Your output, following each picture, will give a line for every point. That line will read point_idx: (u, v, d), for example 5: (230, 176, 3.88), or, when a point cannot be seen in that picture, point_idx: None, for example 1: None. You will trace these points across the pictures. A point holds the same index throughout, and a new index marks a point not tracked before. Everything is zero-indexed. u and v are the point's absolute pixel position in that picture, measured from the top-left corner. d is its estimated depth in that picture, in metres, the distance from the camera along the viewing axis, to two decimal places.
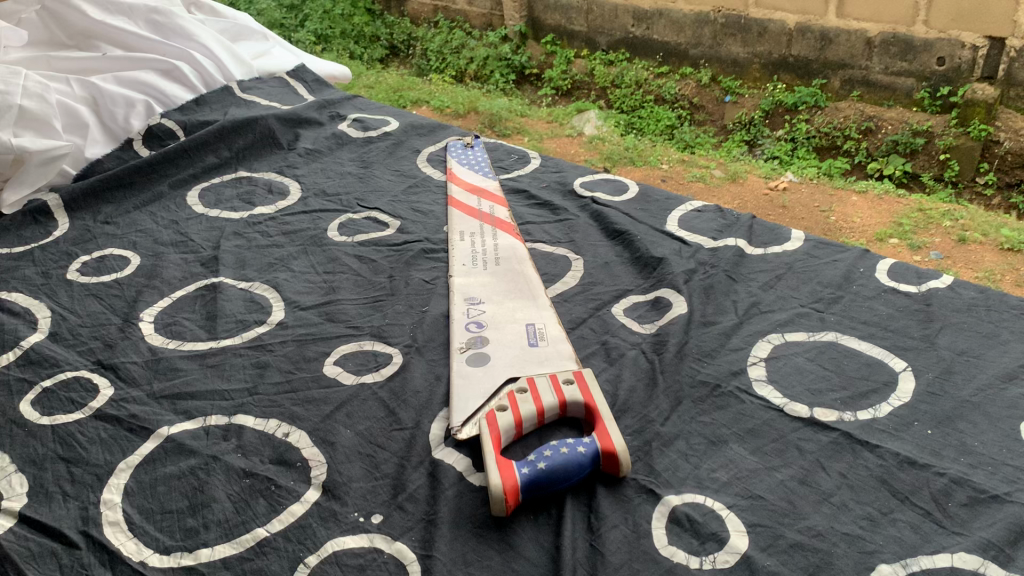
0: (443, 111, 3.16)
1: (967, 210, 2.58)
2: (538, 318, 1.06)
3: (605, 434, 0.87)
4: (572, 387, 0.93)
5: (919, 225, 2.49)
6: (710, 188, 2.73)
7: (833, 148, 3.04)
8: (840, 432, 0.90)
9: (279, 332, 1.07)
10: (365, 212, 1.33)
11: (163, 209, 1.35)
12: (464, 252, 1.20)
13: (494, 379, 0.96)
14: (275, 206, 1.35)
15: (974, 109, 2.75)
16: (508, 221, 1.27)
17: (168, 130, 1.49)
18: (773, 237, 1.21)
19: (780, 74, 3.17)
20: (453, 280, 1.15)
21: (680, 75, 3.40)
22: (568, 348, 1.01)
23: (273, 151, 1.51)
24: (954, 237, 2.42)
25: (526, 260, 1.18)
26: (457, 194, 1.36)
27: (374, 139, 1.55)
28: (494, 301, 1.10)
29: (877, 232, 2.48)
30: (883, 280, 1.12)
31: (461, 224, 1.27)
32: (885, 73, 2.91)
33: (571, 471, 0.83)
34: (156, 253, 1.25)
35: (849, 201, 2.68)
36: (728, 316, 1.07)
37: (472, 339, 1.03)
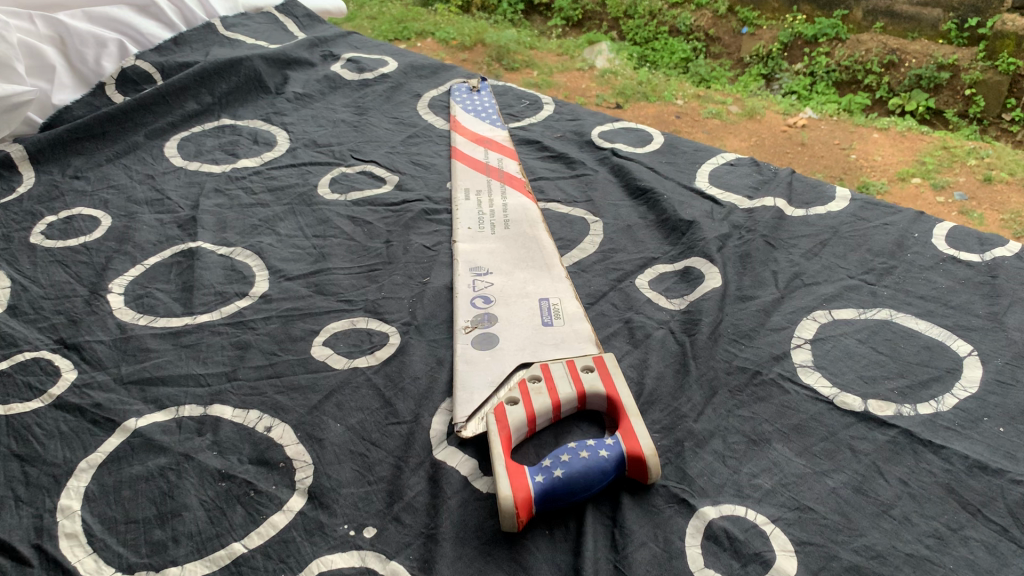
0: (448, 44, 2.98)
1: (994, 147, 2.34)
2: (553, 292, 0.94)
3: (631, 433, 0.76)
4: (592, 375, 0.82)
5: (943, 164, 2.27)
6: (725, 124, 2.54)
7: (854, 81, 2.72)
8: (899, 429, 0.79)
9: (262, 307, 0.96)
10: (360, 165, 1.20)
11: (138, 163, 1.23)
12: (469, 214, 1.08)
13: (502, 366, 0.85)
14: (261, 159, 1.22)
15: (1003, 42, 2.51)
16: (519, 177, 1.15)
17: (145, 74, 1.35)
18: (816, 197, 1.09)
19: (801, 5, 2.95)
20: (457, 246, 1.03)
21: (695, 6, 3.12)
22: (587, 327, 0.89)
23: (260, 95, 1.38)
24: (980, 176, 2.21)
25: (538, 222, 1.06)
26: (462, 145, 1.23)
27: (371, 82, 1.41)
28: (502, 271, 0.98)
29: (898, 171, 2.27)
30: (940, 248, 1.00)
31: (467, 181, 1.15)
32: (910, 3, 2.73)
33: (592, 479, 0.72)
34: (129, 213, 1.13)
35: (871, 137, 2.46)
36: (767, 290, 0.95)
37: (479, 317, 0.92)
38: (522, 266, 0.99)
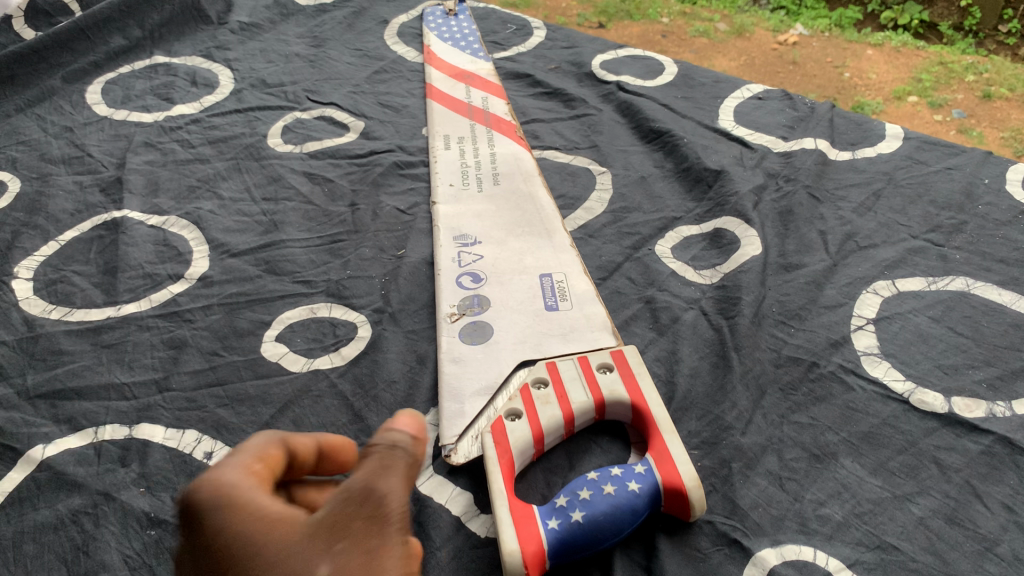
0: None
1: (994, 60, 1.81)
2: (557, 267, 0.78)
3: (666, 456, 0.60)
4: (612, 377, 0.66)
5: (939, 81, 1.77)
6: (713, 43, 2.00)
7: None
8: (996, 436, 0.63)
9: (200, 293, 0.78)
10: (318, 109, 1.02)
11: (54, 112, 1.03)
12: (449, 168, 0.90)
13: (499, 364, 0.69)
14: (201, 103, 1.03)
15: None
16: (508, 119, 0.97)
17: (58, 4, 1.13)
18: (862, 135, 0.92)
19: None
20: (437, 209, 0.85)
21: None
22: (600, 311, 0.73)
23: (199, 26, 1.17)
24: (978, 92, 1.71)
25: (535, 176, 0.88)
26: (438, 82, 1.04)
27: (329, 6, 1.21)
28: (492, 239, 0.81)
29: (892, 89, 1.78)
30: (1018, 197, 0.83)
31: (445, 126, 0.96)
32: None
33: (621, 523, 0.56)
34: (42, 175, 0.94)
35: (863, 55, 1.92)
36: (816, 256, 0.78)
37: (467, 301, 0.75)
38: (517, 232, 0.82)
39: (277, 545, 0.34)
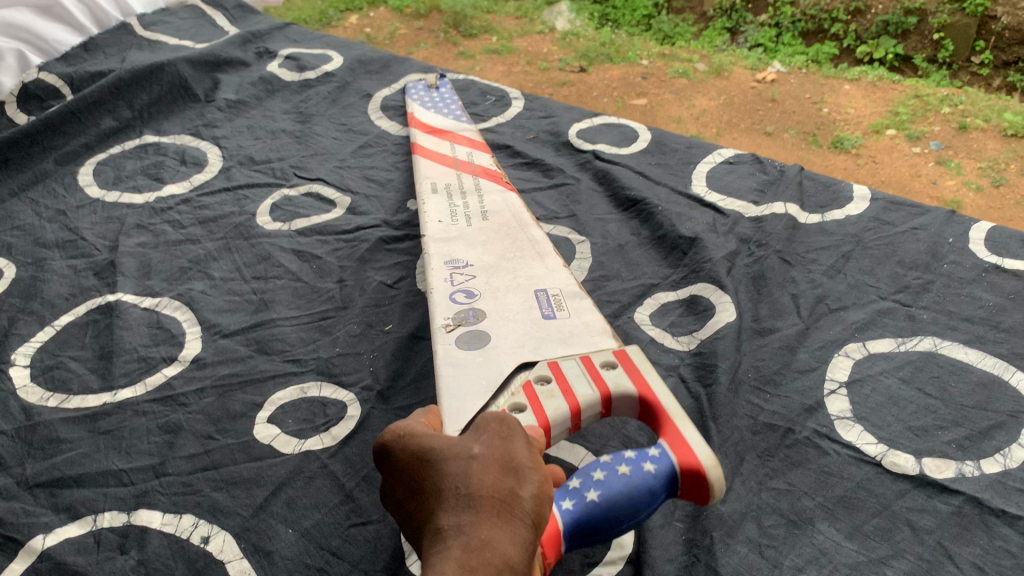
0: (401, 11, 2.73)
1: (969, 92, 1.99)
2: (549, 285, 0.80)
3: (681, 437, 0.59)
4: (615, 372, 0.67)
5: (917, 113, 1.93)
6: (693, 84, 2.13)
7: (820, 32, 2.28)
8: (965, 497, 0.65)
9: (194, 376, 0.81)
10: (304, 185, 1.05)
11: (47, 195, 1.06)
12: (438, 208, 0.93)
13: (496, 367, 0.70)
14: (190, 183, 1.06)
15: None
16: (494, 169, 1.00)
17: (50, 88, 1.17)
18: (830, 198, 0.95)
19: None
20: (426, 239, 0.88)
21: None
22: (596, 318, 0.75)
23: (188, 104, 1.20)
24: (955, 124, 1.87)
25: (524, 212, 0.92)
26: (422, 140, 1.07)
27: (314, 82, 1.25)
28: (483, 263, 0.84)
29: (870, 124, 1.92)
30: (981, 255, 0.86)
31: (432, 175, 0.99)
32: None
33: (638, 501, 0.55)
34: (38, 261, 0.96)
35: (842, 89, 2.06)
36: (788, 320, 0.81)
37: (462, 314, 0.77)
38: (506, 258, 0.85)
39: (446, 440, 0.52)
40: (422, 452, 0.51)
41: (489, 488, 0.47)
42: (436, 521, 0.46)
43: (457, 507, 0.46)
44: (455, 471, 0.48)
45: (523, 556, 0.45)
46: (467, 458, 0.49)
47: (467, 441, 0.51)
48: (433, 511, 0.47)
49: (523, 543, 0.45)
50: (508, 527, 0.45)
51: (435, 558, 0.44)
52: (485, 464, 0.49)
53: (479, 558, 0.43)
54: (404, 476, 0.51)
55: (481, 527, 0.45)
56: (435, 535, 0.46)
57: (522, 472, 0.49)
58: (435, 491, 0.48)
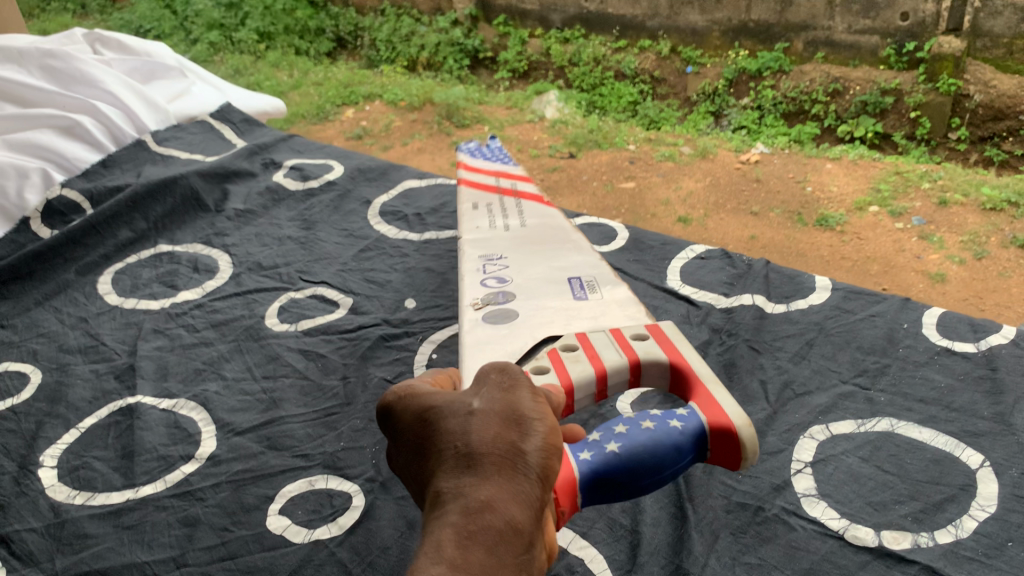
0: (397, 105, 2.89)
1: (944, 169, 2.27)
2: (580, 279, 0.94)
3: (712, 403, 0.68)
4: (647, 343, 0.77)
5: (898, 190, 2.15)
6: (679, 166, 2.36)
7: (801, 112, 2.81)
8: (921, 565, 0.71)
9: (210, 472, 0.87)
10: (309, 288, 1.13)
11: (69, 303, 1.13)
12: (479, 216, 1.12)
13: (521, 338, 0.83)
14: (203, 289, 1.14)
15: (942, 63, 2.61)
16: (536, 195, 1.18)
17: (73, 204, 1.26)
18: (795, 288, 1.03)
19: (741, 40, 2.99)
20: (464, 241, 1.06)
21: (638, 49, 3.15)
22: (623, 301, 0.88)
23: (198, 214, 1.29)
24: (935, 199, 2.10)
25: (565, 227, 1.08)
26: (468, 176, 1.24)
27: (317, 190, 1.34)
28: (517, 261, 1.00)
29: (854, 201, 2.13)
30: (933, 339, 0.94)
31: (473, 197, 1.18)
32: (849, 32, 2.76)
33: (661, 453, 0.63)
34: (62, 366, 1.03)
35: (824, 168, 2.32)
36: (757, 405, 0.88)
37: (492, 296, 0.92)
38: (536, 258, 0.99)
39: (448, 399, 0.56)
40: (427, 410, 0.55)
41: (488, 447, 0.51)
42: (438, 483, 0.50)
43: (458, 466, 0.50)
44: (455, 428, 0.52)
45: (524, 513, 0.48)
46: (467, 414, 0.53)
47: (468, 398, 0.55)
48: (436, 470, 0.51)
49: (524, 499, 0.49)
50: (509, 485, 0.49)
51: (440, 517, 0.48)
52: (484, 418, 0.53)
53: (481, 517, 0.47)
54: (409, 435, 0.55)
55: (484, 486, 0.49)
56: (439, 493, 0.50)
57: (524, 424, 0.53)
58: (437, 450, 0.52)
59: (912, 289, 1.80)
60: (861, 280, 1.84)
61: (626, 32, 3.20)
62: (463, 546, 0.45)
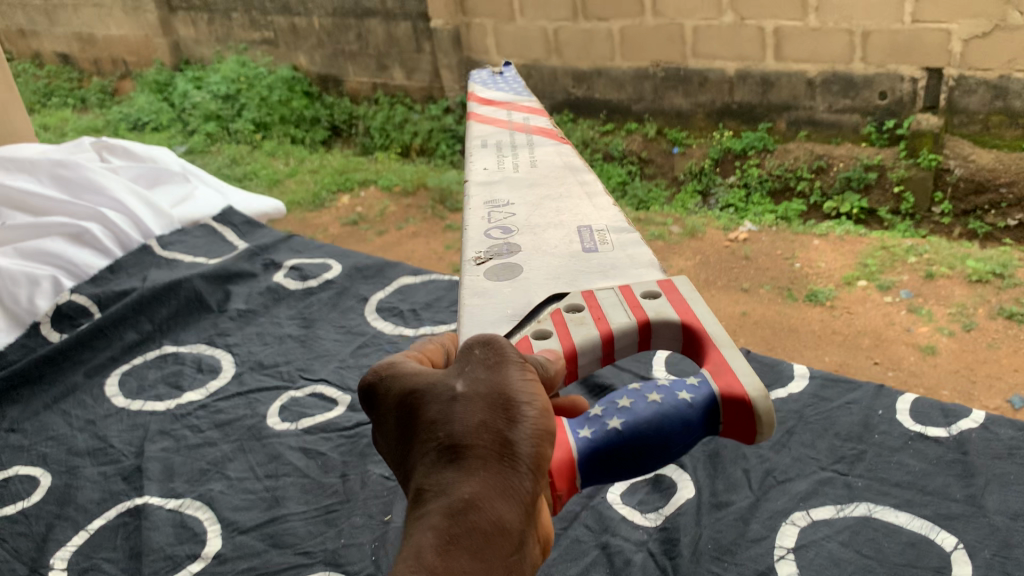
0: (392, 190, 2.97)
1: (930, 242, 2.32)
2: (591, 226, 0.85)
3: (725, 369, 0.60)
4: (659, 302, 0.68)
5: (885, 264, 2.21)
6: (669, 245, 2.41)
7: (786, 190, 2.61)
8: None
9: (215, 570, 0.90)
10: (309, 387, 1.17)
11: (77, 406, 1.17)
12: (488, 151, 1.09)
13: (527, 297, 0.73)
14: (207, 389, 1.18)
15: (921, 139, 2.40)
16: (547, 128, 1.17)
17: (81, 308, 1.32)
18: (775, 376, 1.09)
19: (726, 121, 2.73)
20: (467, 180, 1.00)
21: (625, 131, 2.92)
22: (634, 253, 0.79)
23: (202, 315, 1.35)
24: (921, 272, 2.16)
25: (574, 170, 1.00)
26: (481, 109, 1.27)
27: (315, 288, 1.40)
28: (523, 208, 0.91)
29: (843, 275, 2.19)
30: (907, 424, 0.98)
31: (482, 131, 1.17)
32: (830, 111, 2.52)
33: (665, 425, 0.57)
34: (70, 469, 1.07)
35: (811, 245, 2.37)
36: (741, 493, 0.92)
37: (496, 251, 0.82)
38: (544, 207, 0.91)
39: (433, 376, 0.53)
40: (410, 391, 0.52)
41: (472, 439, 0.48)
42: (422, 479, 0.48)
43: (441, 460, 0.48)
44: (438, 416, 0.50)
45: (511, 511, 0.47)
46: (451, 399, 0.50)
47: (451, 377, 0.52)
48: (419, 461, 0.49)
49: (510, 495, 0.47)
50: (494, 481, 0.47)
51: (421, 517, 0.46)
52: (469, 402, 0.50)
53: (463, 521, 0.45)
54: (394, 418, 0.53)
55: (467, 485, 0.47)
56: (422, 488, 0.48)
57: (511, 408, 0.49)
58: (420, 438, 0.50)
59: (903, 362, 1.84)
60: (852, 354, 1.89)
61: (613, 115, 2.96)
62: (443, 555, 0.44)
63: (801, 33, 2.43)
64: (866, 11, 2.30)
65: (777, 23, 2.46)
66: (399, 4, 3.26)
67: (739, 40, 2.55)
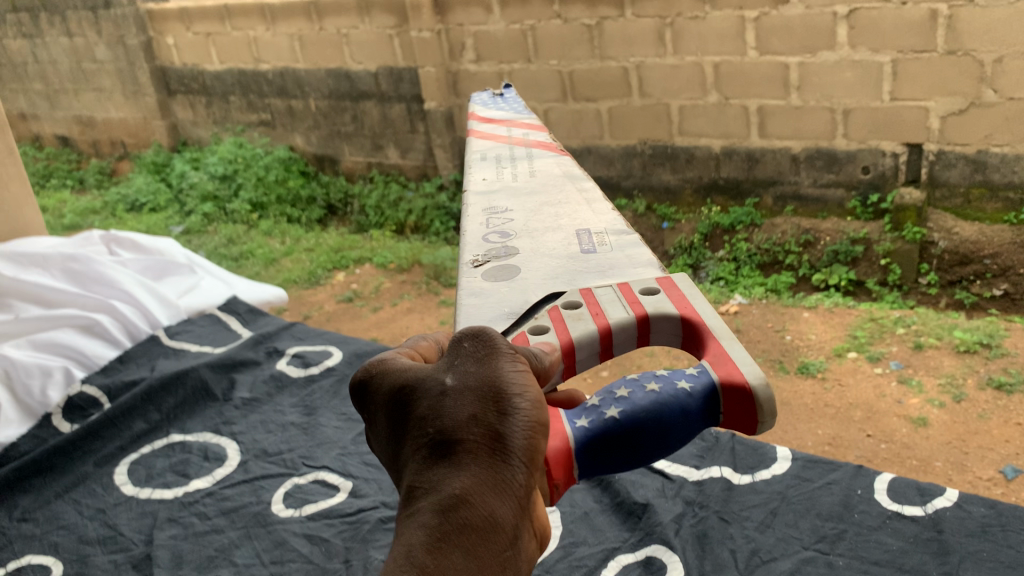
0: (387, 267, 3.05)
1: (918, 313, 2.39)
2: (589, 230, 0.90)
3: (726, 359, 0.61)
4: (658, 298, 0.72)
5: (875, 335, 2.28)
6: None
7: (776, 262, 2.69)
8: None
9: None
10: (312, 473, 1.22)
11: (87, 494, 1.21)
12: (490, 164, 1.14)
13: (524, 295, 0.76)
14: (213, 477, 1.23)
15: (906, 213, 2.47)
16: (547, 143, 1.23)
17: (91, 398, 1.37)
18: (759, 459, 1.14)
19: (713, 196, 2.81)
20: (467, 192, 1.05)
21: (615, 207, 3.00)
22: (629, 252, 0.83)
23: (208, 403, 1.39)
24: (910, 343, 2.22)
25: (569, 181, 1.05)
26: (481, 127, 1.33)
27: (317, 376, 1.45)
28: (522, 215, 0.96)
29: (833, 347, 2.25)
30: (885, 503, 1.03)
31: (482, 147, 1.23)
32: (815, 186, 2.60)
33: (664, 413, 0.57)
34: (81, 557, 1.10)
35: (801, 317, 2.44)
36: (728, 573, 0.96)
37: (494, 253, 0.87)
38: (541, 214, 0.96)
39: (426, 369, 0.55)
40: (404, 386, 0.55)
41: (462, 436, 0.51)
42: (418, 475, 0.52)
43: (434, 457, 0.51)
44: (429, 412, 0.53)
45: (503, 503, 0.50)
46: (441, 394, 0.53)
47: (442, 371, 0.54)
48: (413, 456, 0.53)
49: (504, 487, 0.50)
50: (486, 475, 0.50)
51: (416, 515, 0.50)
52: (459, 398, 0.52)
53: (453, 520, 0.49)
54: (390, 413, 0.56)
55: (457, 483, 0.50)
56: (416, 485, 0.52)
57: (501, 400, 0.51)
58: (413, 434, 0.53)
59: (895, 434, 1.89)
60: (845, 428, 1.93)
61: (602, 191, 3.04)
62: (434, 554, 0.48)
63: (785, 112, 2.54)
64: (846, 90, 2.41)
65: (761, 102, 2.56)
66: (393, 87, 3.38)
67: (724, 118, 2.65)
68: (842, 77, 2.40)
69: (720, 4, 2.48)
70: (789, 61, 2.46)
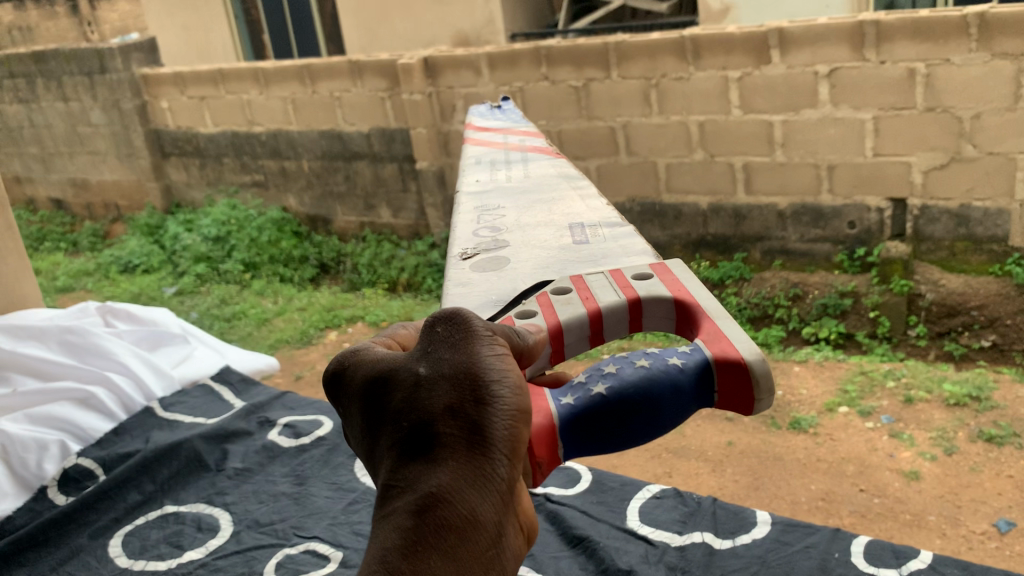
0: (379, 325, 3.07)
1: (908, 365, 2.42)
2: (580, 225, 1.00)
3: (721, 339, 0.70)
4: (652, 282, 0.81)
5: (865, 390, 2.30)
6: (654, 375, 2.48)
7: (766, 316, 2.68)
8: None
9: None
10: (303, 544, 1.24)
11: (82, 567, 1.23)
12: (482, 170, 1.27)
13: (511, 285, 0.86)
14: (206, 548, 1.25)
15: (892, 267, 2.53)
16: (547, 148, 1.36)
17: (86, 470, 1.40)
18: (739, 523, 1.16)
19: (702, 251, 2.84)
20: (461, 196, 1.17)
21: None
22: (616, 244, 0.93)
23: (201, 473, 1.42)
24: (901, 397, 2.25)
25: (560, 185, 1.17)
26: (479, 136, 1.50)
27: (308, 445, 1.48)
28: (513, 214, 1.07)
29: (824, 402, 2.27)
30: (861, 566, 1.06)
31: (477, 153, 1.38)
32: (803, 241, 2.65)
33: (657, 387, 0.66)
34: None
35: (792, 371, 2.44)
36: None
37: (484, 247, 0.97)
38: (533, 213, 1.07)
39: (404, 359, 0.63)
40: (385, 375, 0.62)
41: (443, 429, 0.59)
42: (403, 467, 0.60)
43: (417, 450, 0.59)
44: (411, 404, 0.60)
45: (483, 487, 0.58)
46: (421, 386, 0.60)
47: (420, 363, 0.61)
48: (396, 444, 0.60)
49: (484, 477, 0.58)
50: (467, 465, 0.58)
51: (405, 502, 0.58)
52: (438, 390, 0.60)
53: (439, 508, 0.57)
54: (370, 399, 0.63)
55: (441, 474, 0.58)
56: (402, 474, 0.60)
57: (476, 391, 0.59)
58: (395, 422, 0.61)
59: (888, 488, 1.90)
60: (838, 483, 1.94)
61: None
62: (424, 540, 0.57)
63: (770, 168, 2.60)
64: (830, 146, 2.48)
65: (746, 159, 2.63)
66: (385, 147, 3.45)
67: (710, 175, 2.70)
68: (825, 133, 2.48)
69: (704, 65, 2.57)
70: (772, 118, 2.53)
